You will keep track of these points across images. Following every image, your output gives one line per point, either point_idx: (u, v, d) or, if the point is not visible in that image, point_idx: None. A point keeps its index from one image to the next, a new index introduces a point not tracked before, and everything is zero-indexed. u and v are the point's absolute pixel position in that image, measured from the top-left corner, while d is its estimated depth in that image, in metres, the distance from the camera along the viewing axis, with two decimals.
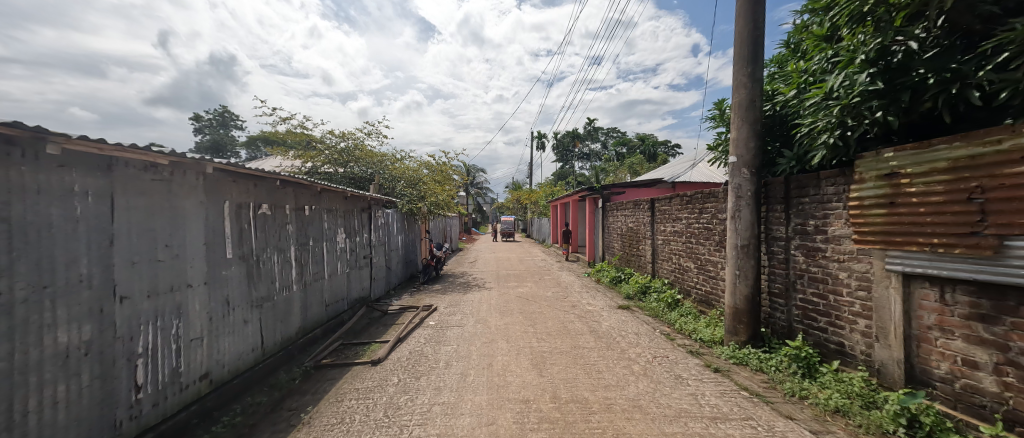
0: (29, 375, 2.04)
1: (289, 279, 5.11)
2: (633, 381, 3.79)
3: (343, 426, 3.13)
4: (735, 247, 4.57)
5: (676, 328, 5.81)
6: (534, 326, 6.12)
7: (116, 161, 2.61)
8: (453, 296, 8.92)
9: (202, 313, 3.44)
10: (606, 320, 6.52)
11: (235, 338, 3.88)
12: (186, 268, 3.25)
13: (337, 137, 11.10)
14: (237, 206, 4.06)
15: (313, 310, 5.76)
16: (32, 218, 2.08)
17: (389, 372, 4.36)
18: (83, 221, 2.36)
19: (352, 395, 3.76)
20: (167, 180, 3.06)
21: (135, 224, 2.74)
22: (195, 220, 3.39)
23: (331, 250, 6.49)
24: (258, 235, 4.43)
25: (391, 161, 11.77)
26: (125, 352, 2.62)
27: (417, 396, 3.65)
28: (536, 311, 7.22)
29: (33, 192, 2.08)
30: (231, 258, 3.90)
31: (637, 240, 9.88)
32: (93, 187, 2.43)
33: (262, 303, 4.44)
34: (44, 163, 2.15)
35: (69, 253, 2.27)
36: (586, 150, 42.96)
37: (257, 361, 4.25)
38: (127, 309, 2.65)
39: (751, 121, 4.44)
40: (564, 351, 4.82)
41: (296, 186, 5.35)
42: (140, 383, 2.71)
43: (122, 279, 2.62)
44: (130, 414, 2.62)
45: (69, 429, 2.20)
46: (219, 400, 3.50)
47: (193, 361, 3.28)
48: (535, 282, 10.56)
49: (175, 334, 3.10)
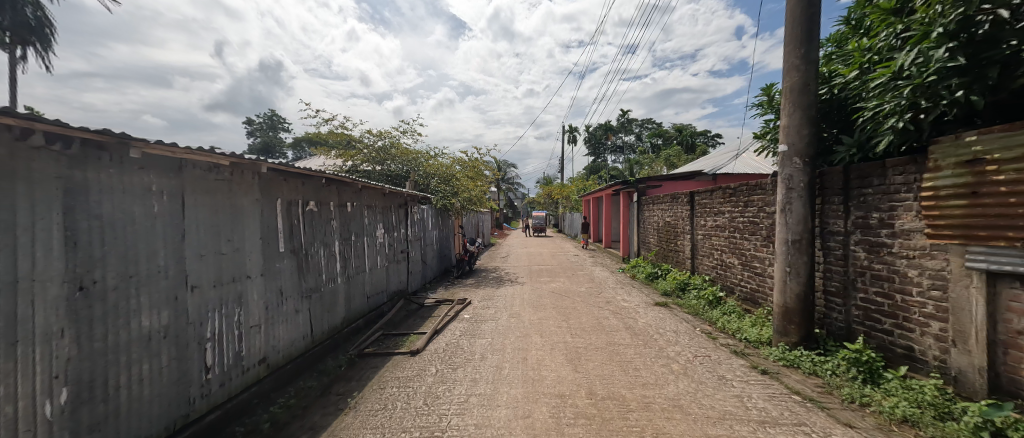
0: (120, 354, 2.31)
1: (334, 272, 5.40)
2: (673, 380, 3.67)
3: (386, 412, 3.28)
4: (786, 243, 4.29)
5: (718, 326, 5.56)
6: (568, 322, 6.07)
7: (186, 163, 2.86)
8: (486, 290, 9.03)
9: (260, 302, 3.73)
10: (643, 316, 6.35)
11: (288, 326, 4.17)
12: (245, 261, 3.53)
13: (375, 136, 11.51)
14: (288, 203, 4.35)
15: (356, 302, 6.07)
16: (120, 215, 2.34)
17: (427, 362, 4.51)
18: (159, 217, 2.62)
19: (394, 383, 3.93)
20: (228, 181, 3.33)
21: (202, 220, 3.01)
22: (252, 217, 3.66)
23: (371, 244, 6.78)
24: (306, 230, 4.73)
25: (425, 158, 11.97)
26: (196, 337, 2.90)
27: (454, 386, 3.76)
28: (569, 306, 7.19)
29: (119, 191, 2.33)
30: (283, 252, 4.18)
31: (675, 235, 9.52)
32: (167, 186, 2.69)
33: (311, 293, 4.73)
34: (127, 165, 2.39)
35: (149, 246, 2.52)
36: (619, 143, 41.93)
37: (308, 347, 4.55)
38: (196, 297, 2.92)
39: (804, 107, 4.12)
40: (600, 347, 4.75)
41: (340, 183, 5.63)
42: (209, 365, 3.00)
43: (193, 271, 2.89)
44: (201, 392, 2.91)
45: (152, 403, 2.48)
46: (276, 383, 3.79)
47: (253, 346, 3.58)
48: (568, 277, 10.46)
49: (238, 322, 3.39)
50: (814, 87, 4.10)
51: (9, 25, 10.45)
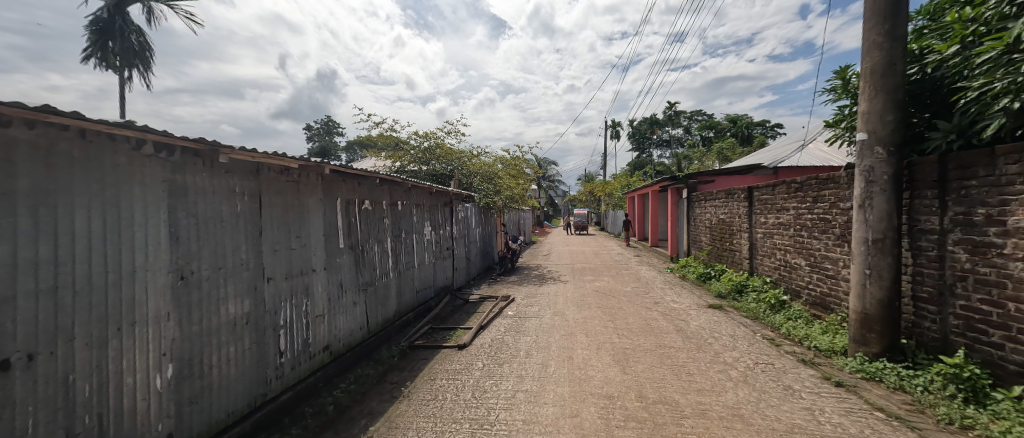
0: (212, 337, 2.61)
1: (387, 267, 5.71)
2: (732, 388, 3.45)
3: (438, 403, 3.42)
4: (864, 242, 3.86)
5: (782, 332, 5.13)
6: (614, 322, 5.92)
7: (262, 167, 3.17)
8: (529, 288, 9.04)
9: (324, 294, 4.04)
10: (695, 319, 6.02)
11: (348, 316, 4.48)
12: (311, 255, 3.84)
13: (421, 137, 11.93)
14: (347, 202, 4.66)
15: (406, 296, 6.37)
16: (211, 214, 2.64)
17: (474, 357, 4.63)
18: (242, 216, 2.92)
19: (444, 375, 4.08)
20: (296, 182, 3.63)
21: (275, 218, 3.32)
22: (317, 215, 3.97)
23: (420, 242, 7.07)
24: (363, 227, 5.04)
25: (469, 157, 12.21)
26: (272, 324, 3.20)
27: (501, 382, 3.82)
28: (614, 305, 7.00)
29: (210, 193, 2.63)
30: (343, 248, 4.50)
31: (730, 233, 8.92)
32: (248, 188, 2.99)
33: (367, 287, 5.04)
34: (217, 169, 2.69)
35: (235, 241, 2.83)
36: (666, 137, 40.02)
37: (365, 337, 4.86)
38: (271, 288, 3.23)
39: (888, 89, 3.68)
40: (649, 350, 4.58)
41: (391, 183, 5.93)
42: (282, 349, 3.30)
43: (269, 264, 3.20)
44: (276, 374, 3.21)
45: (237, 381, 2.79)
46: (338, 369, 4.09)
47: (319, 334, 3.88)
48: (612, 276, 10.17)
49: (305, 312, 3.69)
50: (901, 67, 3.64)
51: (118, 50, 12.13)
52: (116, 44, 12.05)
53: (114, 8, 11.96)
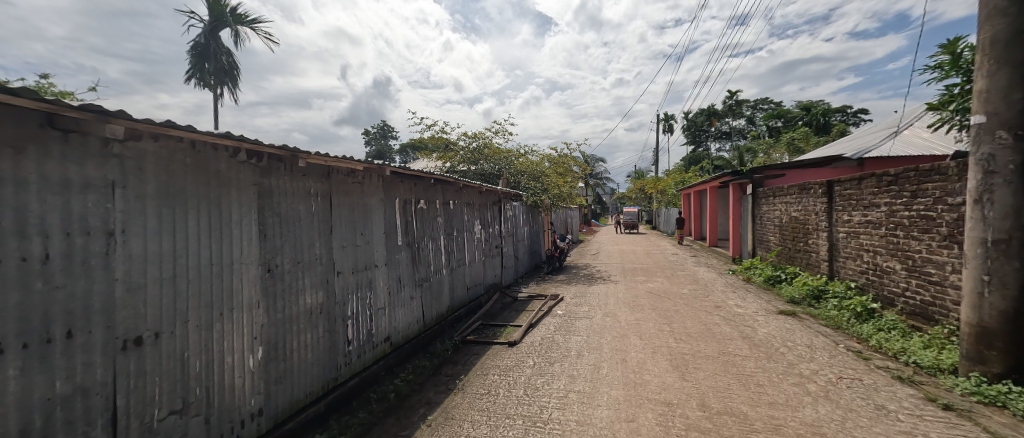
0: (293, 324, 2.89)
1: (441, 264, 5.93)
2: (810, 403, 3.12)
3: (491, 397, 3.48)
4: (982, 243, 3.28)
5: (871, 344, 4.54)
6: (670, 325, 5.62)
7: (332, 170, 3.44)
8: (578, 288, 8.88)
9: (385, 288, 4.30)
10: (763, 326, 5.53)
11: (406, 310, 4.73)
12: (373, 252, 4.11)
13: (470, 138, 12.21)
14: (404, 201, 4.92)
15: (458, 292, 6.57)
16: (292, 213, 2.93)
17: (525, 354, 4.65)
18: (316, 215, 3.20)
19: (496, 370, 4.16)
20: (360, 183, 3.91)
21: (343, 216, 3.59)
22: (378, 214, 4.23)
23: (470, 240, 7.25)
24: (418, 225, 5.29)
25: (516, 156, 12.27)
26: (341, 314, 3.47)
27: (553, 381, 3.80)
28: (670, 308, 6.65)
29: (290, 194, 2.91)
30: (401, 245, 4.76)
31: (805, 232, 8.07)
32: (320, 189, 3.27)
33: (423, 282, 5.28)
34: (296, 172, 2.97)
35: (310, 237, 3.11)
36: (727, 128, 37.20)
37: (421, 330, 5.10)
38: (340, 281, 3.50)
39: (1015, 62, 3.09)
40: (711, 356, 4.29)
41: (444, 183, 6.15)
42: (349, 338, 3.57)
43: (338, 258, 3.47)
44: (345, 360, 3.48)
45: (313, 365, 3.07)
46: (397, 359, 4.33)
47: (380, 326, 4.14)
48: (667, 278, 9.67)
49: (369, 304, 3.96)
50: None
51: (212, 70, 13.86)
52: (211, 65, 13.78)
53: (208, 33, 13.64)
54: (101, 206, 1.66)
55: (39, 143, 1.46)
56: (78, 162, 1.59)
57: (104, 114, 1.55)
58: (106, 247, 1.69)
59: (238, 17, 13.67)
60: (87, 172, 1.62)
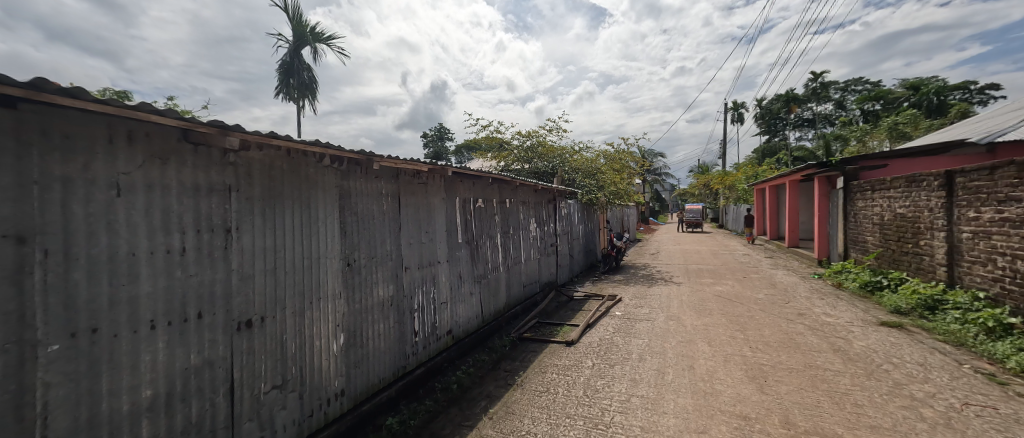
0: (368, 314, 3.15)
1: (498, 262, 6.05)
2: (925, 431, 2.68)
3: (550, 395, 3.48)
4: None
5: (1009, 367, 3.76)
6: (743, 333, 5.16)
7: (400, 172, 3.67)
8: (637, 289, 8.52)
9: (447, 283, 4.50)
10: (860, 338, 4.84)
11: (466, 305, 4.90)
12: (437, 248, 4.31)
13: (524, 137, 12.27)
14: (464, 201, 5.09)
15: (514, 290, 6.66)
16: (366, 211, 3.18)
17: (583, 354, 4.58)
18: (387, 213, 3.44)
19: (554, 369, 4.14)
20: (425, 184, 4.12)
21: (410, 215, 3.82)
22: (440, 212, 4.43)
23: (526, 238, 7.30)
24: (477, 223, 5.44)
25: (571, 153, 12.09)
26: (408, 307, 3.70)
27: (613, 383, 3.69)
28: (743, 314, 6.10)
29: (365, 195, 3.16)
30: (462, 242, 4.94)
31: (915, 232, 6.92)
32: (391, 190, 3.51)
33: (481, 279, 5.43)
34: (370, 174, 3.21)
35: (382, 235, 3.35)
36: (810, 115, 33.14)
37: (479, 325, 5.25)
38: (408, 276, 3.73)
39: None
40: (794, 369, 3.86)
41: (501, 182, 6.25)
42: (416, 329, 3.79)
43: (406, 255, 3.70)
44: (412, 350, 3.71)
45: (385, 353, 3.31)
46: (459, 352, 4.50)
47: (443, 319, 4.34)
48: (739, 280, 8.89)
49: (433, 298, 4.17)
50: None
51: (296, 84, 15.52)
52: (295, 80, 15.46)
53: (293, 52, 15.32)
54: (221, 208, 1.95)
55: (178, 155, 1.75)
56: (205, 170, 1.87)
57: (224, 129, 1.81)
58: (225, 242, 1.97)
59: (316, 35, 15.15)
60: (212, 178, 1.91)
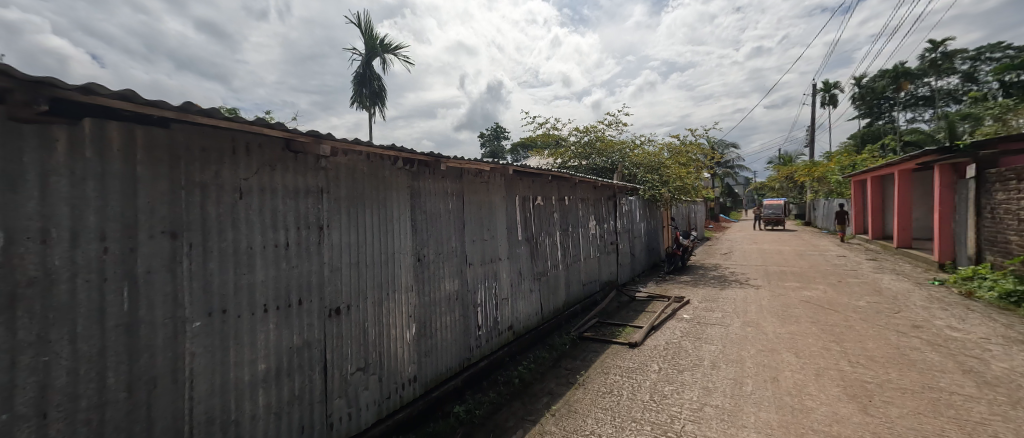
0: (437, 306, 3.33)
1: (557, 259, 6.02)
2: None
3: (614, 397, 3.39)
4: None
5: None
6: (839, 344, 4.54)
7: (464, 172, 3.82)
8: (707, 291, 7.92)
9: (508, 280, 4.59)
10: (1000, 358, 4.00)
11: (527, 301, 4.96)
12: (498, 245, 4.42)
13: (581, 132, 12.03)
14: (524, 198, 5.14)
15: (574, 288, 6.58)
16: (434, 209, 3.36)
17: (649, 357, 4.38)
18: (452, 211, 3.61)
19: (617, 370, 4.02)
20: (487, 183, 4.24)
21: (473, 213, 3.96)
22: (501, 210, 4.53)
23: (585, 236, 7.16)
24: (536, 221, 5.46)
25: (631, 148, 11.59)
26: (472, 301, 3.85)
27: (683, 390, 3.49)
28: (837, 323, 5.38)
29: (433, 194, 3.35)
30: (522, 240, 5.00)
31: None
32: (455, 189, 3.67)
33: (541, 276, 5.45)
34: (437, 174, 3.39)
35: (447, 232, 3.53)
36: (926, 92, 27.99)
37: (539, 322, 5.28)
38: (471, 272, 3.88)
39: None
40: (908, 390, 3.31)
41: (560, 179, 6.19)
42: (479, 323, 3.93)
43: (469, 251, 3.85)
44: (476, 343, 3.85)
45: (452, 344, 3.49)
46: (520, 347, 4.58)
47: (505, 315, 4.44)
48: (832, 285, 7.83)
49: (495, 294, 4.29)
50: None
51: (368, 93, 16.85)
52: (367, 89, 16.78)
53: (365, 64, 16.63)
54: (315, 207, 2.20)
55: (283, 162, 2.01)
56: (303, 174, 2.13)
57: (319, 137, 2.03)
58: (319, 238, 2.22)
59: (385, 46, 16.27)
60: (308, 181, 2.16)
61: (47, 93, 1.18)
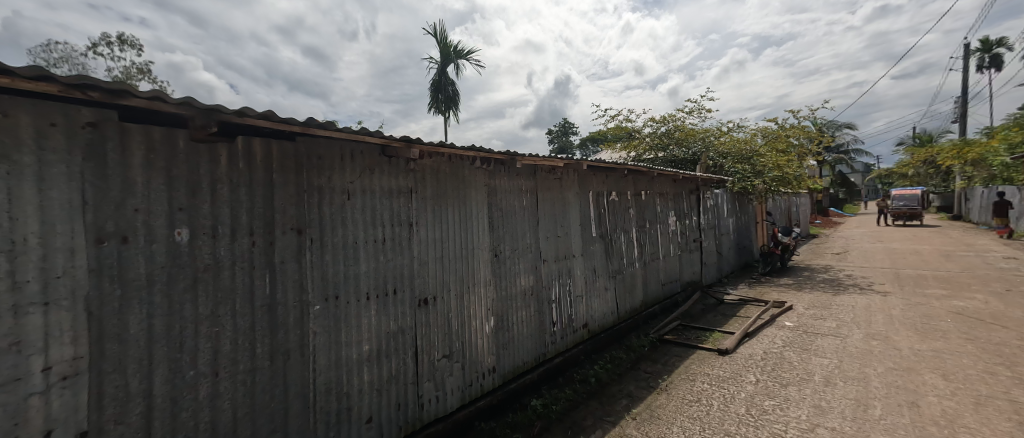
0: (513, 301, 3.42)
1: (633, 257, 5.74)
2: None
3: (703, 407, 3.14)
4: None
5: None
6: (1009, 369, 3.61)
7: (538, 168, 3.85)
8: (815, 296, 6.88)
9: (582, 277, 4.52)
10: None
11: (601, 300, 4.83)
12: (572, 242, 4.37)
13: (658, 122, 11.28)
14: (598, 194, 5.00)
15: (652, 288, 6.22)
16: (509, 206, 3.44)
17: (743, 367, 3.96)
18: (527, 208, 3.66)
19: (705, 378, 3.71)
20: (560, 179, 4.22)
21: (546, 210, 3.97)
22: (574, 207, 4.47)
23: (664, 232, 6.71)
24: (611, 217, 5.28)
25: (717, 135, 10.54)
26: (547, 298, 3.87)
27: (788, 407, 3.09)
28: (1006, 342, 4.26)
29: (509, 192, 3.44)
30: (596, 237, 4.88)
31: None
32: (529, 186, 3.72)
33: (616, 274, 5.25)
34: (511, 172, 3.47)
35: (522, 228, 3.60)
36: None
37: (615, 322, 5.10)
38: (546, 268, 3.91)
39: None
40: None
41: (636, 173, 5.88)
42: (554, 320, 3.94)
43: (543, 247, 3.87)
44: (551, 339, 3.87)
45: (528, 338, 3.56)
46: (595, 347, 4.49)
47: (579, 312, 4.38)
48: (997, 294, 6.23)
49: (569, 291, 4.25)
50: None
51: (443, 98, 17.88)
52: (442, 94, 17.80)
53: (440, 70, 17.66)
54: (406, 206, 2.41)
55: (380, 166, 2.24)
56: (396, 176, 2.35)
57: (409, 142, 2.22)
58: (409, 234, 2.44)
59: (458, 52, 17.08)
60: (400, 182, 2.38)
61: (216, 117, 1.46)
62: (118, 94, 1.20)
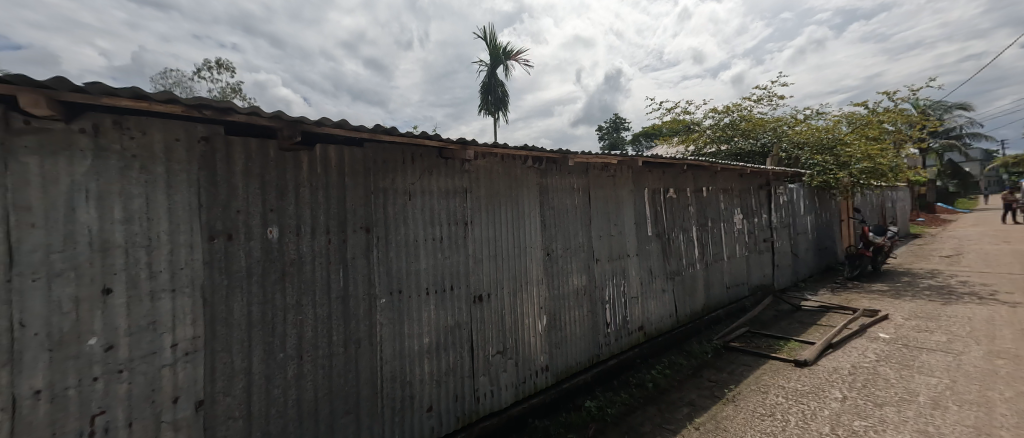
0: (566, 300, 3.40)
1: (694, 258, 5.40)
2: None
3: (778, 422, 2.88)
4: None
5: None
6: None
7: (590, 166, 3.79)
8: (917, 305, 5.96)
9: (637, 278, 4.36)
10: None
11: (658, 302, 4.62)
12: (626, 242, 4.23)
13: (721, 113, 10.49)
14: (654, 191, 4.79)
15: (715, 291, 5.80)
16: (561, 205, 3.43)
17: (826, 382, 3.56)
18: (579, 207, 3.62)
19: (780, 391, 3.40)
20: (613, 177, 4.11)
21: (599, 208, 3.89)
22: (629, 205, 4.32)
23: (729, 231, 6.23)
24: (668, 215, 5.02)
25: (791, 124, 9.55)
26: (600, 298, 3.79)
27: (883, 429, 2.73)
28: None
29: (560, 190, 3.42)
30: (652, 236, 4.67)
31: None
32: (582, 184, 3.67)
33: (675, 275, 4.98)
34: (563, 170, 3.45)
35: (574, 227, 3.56)
36: None
37: (674, 325, 4.85)
38: (599, 268, 3.83)
39: None
40: None
41: (696, 168, 5.53)
42: (608, 320, 3.85)
43: (596, 247, 3.80)
44: (605, 341, 3.79)
45: (581, 338, 3.52)
46: (651, 350, 4.30)
47: (634, 314, 4.23)
48: None
49: (624, 292, 4.12)
50: None
51: (493, 100, 18.17)
52: (492, 96, 18.08)
53: (491, 73, 17.97)
54: (461, 206, 2.51)
55: (437, 167, 2.36)
56: (452, 177, 2.45)
57: (465, 144, 2.30)
58: (464, 232, 2.53)
59: (508, 53, 17.24)
60: (456, 183, 2.47)
61: (300, 128, 1.63)
62: (224, 112, 1.40)
